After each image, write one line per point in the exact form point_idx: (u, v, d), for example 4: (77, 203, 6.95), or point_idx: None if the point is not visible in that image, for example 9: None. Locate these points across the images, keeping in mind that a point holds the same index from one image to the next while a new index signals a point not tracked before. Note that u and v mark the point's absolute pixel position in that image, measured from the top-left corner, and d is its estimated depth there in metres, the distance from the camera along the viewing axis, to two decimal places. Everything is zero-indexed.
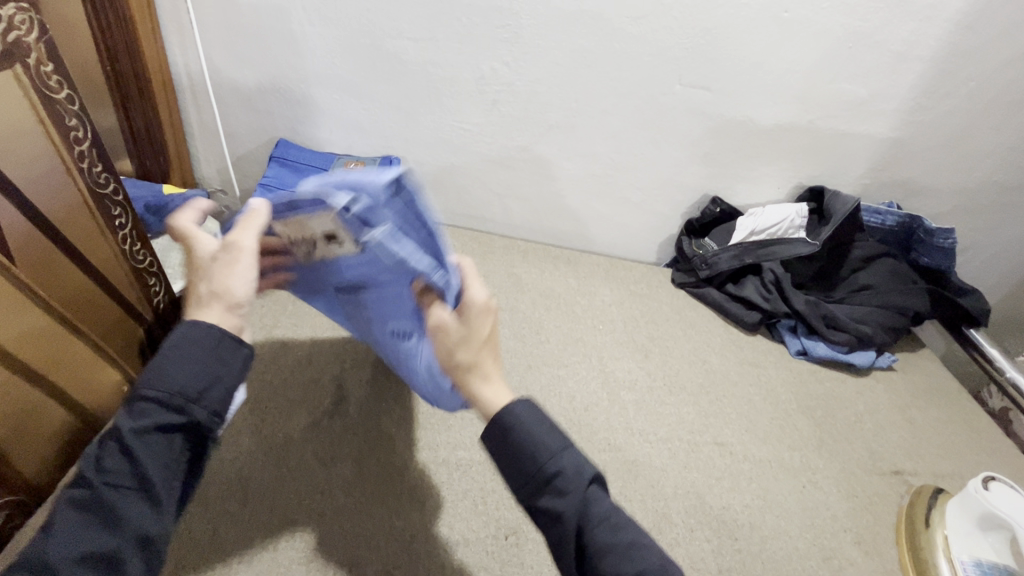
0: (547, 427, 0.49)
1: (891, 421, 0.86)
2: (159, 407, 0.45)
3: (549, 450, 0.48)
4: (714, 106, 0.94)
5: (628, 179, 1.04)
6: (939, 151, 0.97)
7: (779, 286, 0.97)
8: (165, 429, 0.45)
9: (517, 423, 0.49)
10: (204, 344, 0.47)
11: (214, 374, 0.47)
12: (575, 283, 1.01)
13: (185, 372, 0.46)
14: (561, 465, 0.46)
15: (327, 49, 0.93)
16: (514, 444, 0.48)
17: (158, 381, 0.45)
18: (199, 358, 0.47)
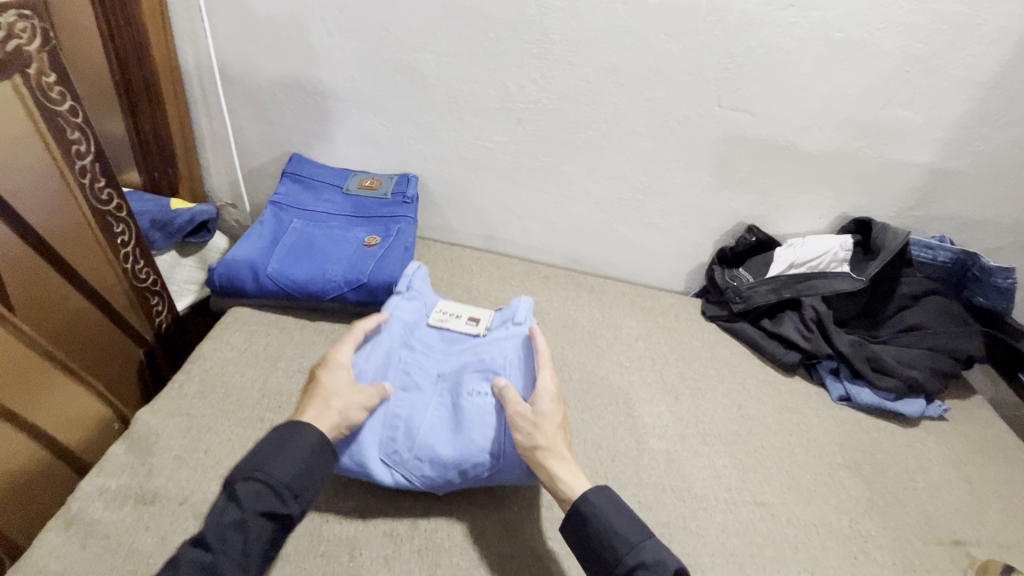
0: (629, 520, 0.56)
1: (948, 480, 0.78)
2: (267, 490, 0.53)
3: (626, 544, 0.54)
4: (754, 129, 0.88)
5: (660, 205, 0.98)
6: (998, 182, 0.89)
7: (821, 325, 0.90)
8: (269, 509, 0.52)
9: (600, 515, 0.56)
10: (307, 442, 0.56)
11: (312, 471, 0.56)
12: (600, 315, 0.95)
13: (288, 464, 0.54)
14: (641, 556, 0.53)
15: (346, 61, 0.88)
16: (598, 530, 0.55)
17: (268, 468, 0.54)
18: (296, 455, 0.55)
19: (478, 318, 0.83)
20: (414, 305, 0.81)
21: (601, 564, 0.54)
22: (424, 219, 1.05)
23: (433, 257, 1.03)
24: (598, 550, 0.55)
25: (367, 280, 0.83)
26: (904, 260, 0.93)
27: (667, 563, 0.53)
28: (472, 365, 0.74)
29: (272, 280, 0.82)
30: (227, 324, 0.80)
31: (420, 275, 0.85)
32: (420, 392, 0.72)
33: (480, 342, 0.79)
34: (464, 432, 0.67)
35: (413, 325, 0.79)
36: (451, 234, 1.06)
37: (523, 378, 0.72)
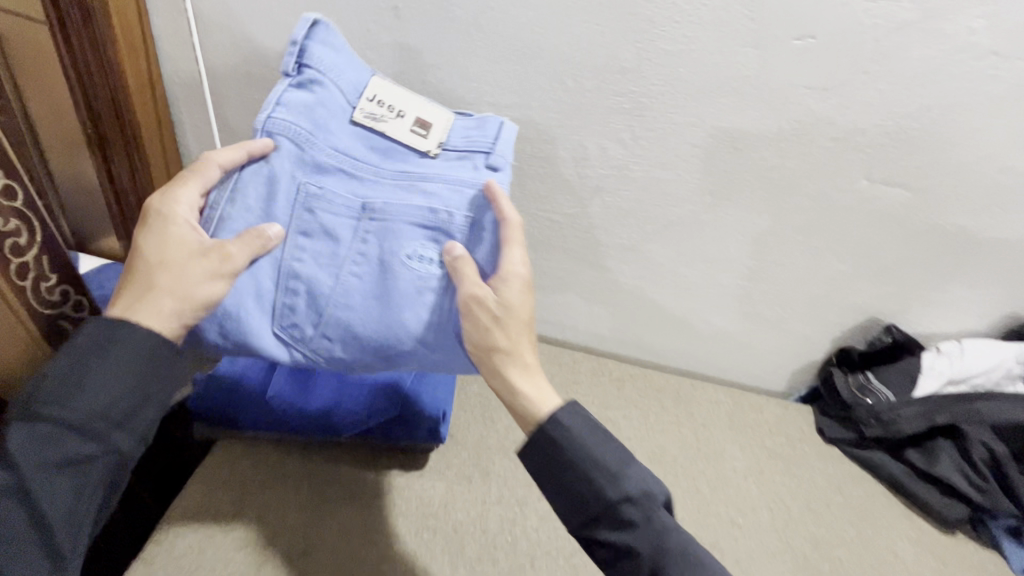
0: (611, 442, 0.48)
1: None
2: (60, 422, 0.42)
3: (609, 473, 0.46)
4: (911, 210, 0.67)
5: (770, 295, 0.77)
6: None
7: (997, 470, 0.68)
8: (66, 441, 0.42)
9: (584, 444, 0.47)
10: (108, 342, 0.43)
11: (142, 394, 0.44)
12: (693, 437, 0.74)
13: (100, 390, 0.43)
14: (626, 490, 0.46)
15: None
16: (579, 459, 0.47)
17: (70, 401, 0.42)
18: (112, 377, 0.43)
19: (429, 127, 0.56)
20: (318, 93, 0.52)
21: (579, 495, 0.47)
22: None
23: None
24: (580, 481, 0.46)
25: (400, 410, 0.62)
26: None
27: (646, 491, 0.47)
28: (412, 207, 0.52)
29: (276, 405, 0.62)
30: (218, 463, 0.61)
31: (327, 34, 0.53)
32: (336, 244, 0.51)
33: (430, 168, 0.54)
34: (393, 307, 0.50)
35: (321, 136, 0.51)
36: None
37: (481, 238, 0.52)
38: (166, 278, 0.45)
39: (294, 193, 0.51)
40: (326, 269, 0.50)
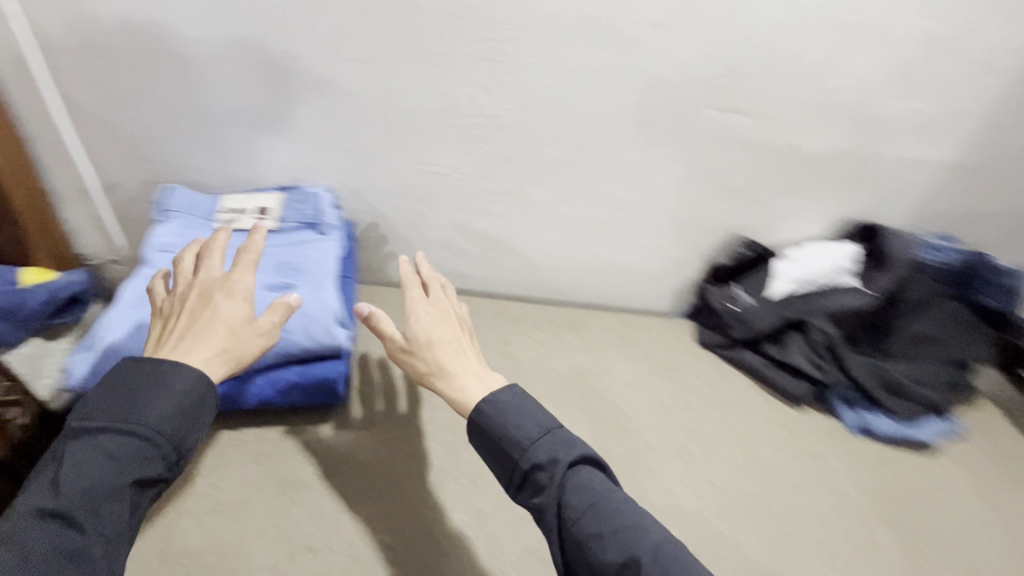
0: (530, 416, 0.53)
1: (982, 519, 0.72)
2: (111, 460, 0.43)
3: (522, 444, 0.51)
4: (752, 132, 0.74)
5: (645, 224, 0.84)
6: (1012, 175, 0.79)
7: (832, 350, 0.80)
8: (128, 472, 0.44)
9: (499, 419, 0.53)
10: (161, 389, 0.47)
11: (190, 423, 0.47)
12: (585, 359, 0.82)
13: (163, 409, 0.46)
14: (536, 456, 0.51)
15: (247, 114, 0.70)
16: (499, 435, 0.53)
17: (134, 414, 0.45)
18: (169, 400, 0.47)
19: (267, 208, 0.74)
20: (191, 212, 0.73)
21: (503, 469, 0.52)
22: (363, 259, 0.86)
23: (386, 308, 0.86)
24: (498, 454, 0.52)
25: (296, 374, 0.66)
26: (918, 265, 0.83)
27: (572, 450, 0.51)
28: (270, 265, 0.71)
29: None
30: None
31: (190, 168, 0.76)
32: None
33: (275, 239, 0.74)
34: None
35: (199, 244, 0.71)
36: (399, 273, 0.88)
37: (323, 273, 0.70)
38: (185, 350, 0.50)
39: None
40: None
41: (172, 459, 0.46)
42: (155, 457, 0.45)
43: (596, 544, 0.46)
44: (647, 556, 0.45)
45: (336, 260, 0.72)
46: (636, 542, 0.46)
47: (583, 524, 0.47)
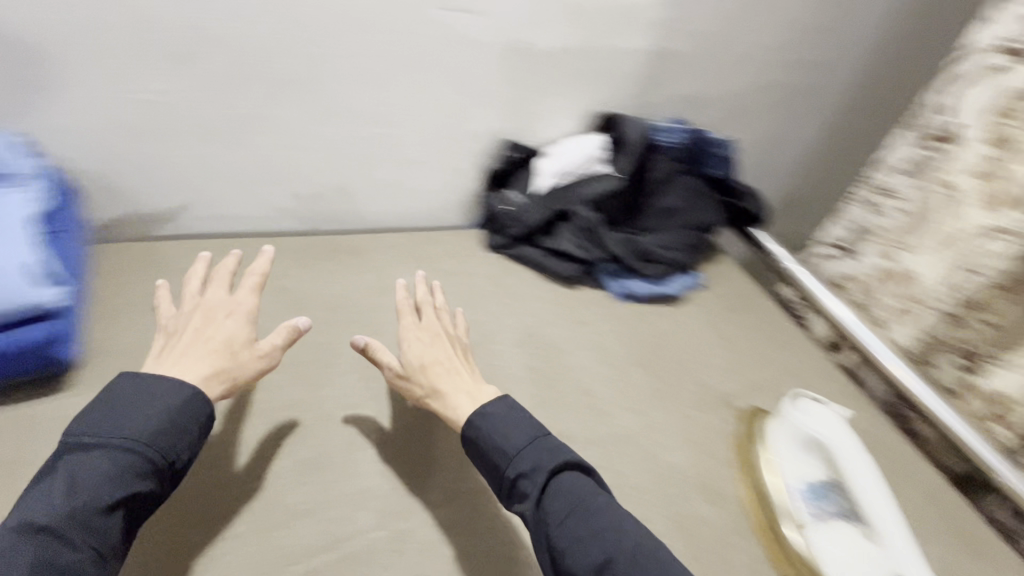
0: (517, 426, 0.57)
1: (712, 345, 0.88)
2: (115, 478, 0.45)
3: (509, 453, 0.55)
4: (482, 32, 0.77)
5: (407, 136, 0.84)
6: (708, 61, 0.94)
7: (592, 231, 0.90)
8: (120, 476, 0.46)
9: (484, 430, 0.57)
10: (171, 399, 0.50)
11: (180, 427, 0.50)
12: (370, 279, 0.83)
13: (135, 413, 0.49)
14: (519, 466, 0.54)
15: (102, 135, 0.70)
16: (485, 448, 0.57)
17: (127, 421, 0.48)
18: (154, 399, 0.50)
19: None
20: None
21: (492, 477, 0.56)
22: (99, 213, 0.76)
23: (138, 261, 0.78)
24: (487, 466, 0.56)
25: None
26: (652, 148, 0.97)
27: (551, 456, 0.55)
28: None
29: None
30: None
31: None
32: None
33: None
34: None
35: None
36: (152, 224, 0.80)
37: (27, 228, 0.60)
38: (242, 354, 0.58)
39: None
40: None
41: (166, 480, 0.49)
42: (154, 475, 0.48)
43: (565, 542, 0.50)
44: (618, 551, 0.49)
45: (33, 212, 0.62)
46: (610, 546, 0.49)
47: (559, 528, 0.51)
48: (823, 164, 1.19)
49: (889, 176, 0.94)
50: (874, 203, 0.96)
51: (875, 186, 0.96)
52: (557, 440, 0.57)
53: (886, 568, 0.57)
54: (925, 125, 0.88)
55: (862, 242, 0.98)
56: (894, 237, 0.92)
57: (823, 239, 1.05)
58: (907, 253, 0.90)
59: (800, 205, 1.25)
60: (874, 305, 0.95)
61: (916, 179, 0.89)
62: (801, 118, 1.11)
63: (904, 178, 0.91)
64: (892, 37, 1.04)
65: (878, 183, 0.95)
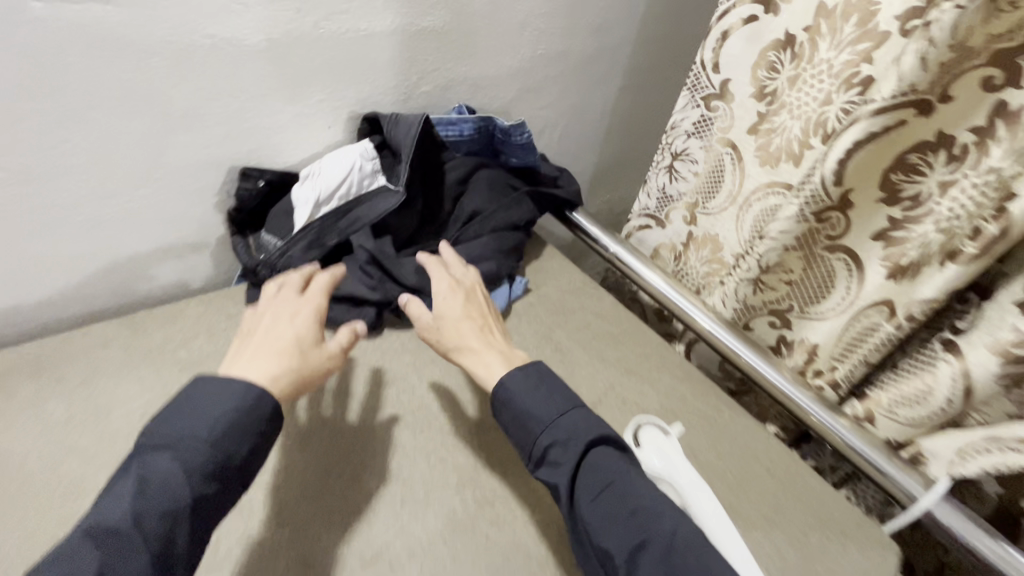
0: (550, 398, 0.59)
1: (545, 363, 0.78)
2: (240, 430, 0.52)
3: (542, 421, 0.58)
4: (143, 30, 0.55)
5: (82, 186, 0.61)
6: (479, 34, 0.81)
7: (379, 264, 0.74)
8: (168, 497, 0.46)
9: (514, 401, 0.59)
10: (240, 396, 0.53)
11: (241, 429, 0.52)
12: (68, 406, 0.58)
13: (199, 419, 0.51)
14: (553, 433, 0.57)
15: None
16: (512, 417, 0.59)
17: (195, 424, 0.50)
18: (211, 410, 0.51)
19: None
20: None
21: (521, 446, 0.59)
22: None
23: None
24: (517, 434, 0.59)
25: None
26: (440, 147, 0.83)
27: (591, 428, 0.57)
28: None
29: None
30: None
31: None
32: None
33: None
34: None
35: None
36: None
37: None
38: (312, 357, 0.60)
39: None
40: None
41: (230, 476, 0.51)
42: (251, 445, 0.52)
43: (596, 520, 0.53)
44: (654, 536, 0.51)
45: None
46: (647, 530, 0.51)
47: (590, 510, 0.53)
48: (620, 123, 1.17)
49: (678, 140, 0.88)
50: (673, 169, 0.91)
51: (670, 152, 0.90)
52: (593, 413, 0.59)
53: None
54: (696, 82, 0.82)
55: (670, 210, 0.94)
56: (695, 201, 0.89)
57: (637, 212, 1.00)
58: (706, 219, 0.88)
59: (607, 163, 1.24)
60: (690, 272, 0.94)
61: (703, 140, 0.84)
62: (606, 84, 1.07)
63: (689, 139, 0.86)
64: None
65: (671, 148, 0.89)
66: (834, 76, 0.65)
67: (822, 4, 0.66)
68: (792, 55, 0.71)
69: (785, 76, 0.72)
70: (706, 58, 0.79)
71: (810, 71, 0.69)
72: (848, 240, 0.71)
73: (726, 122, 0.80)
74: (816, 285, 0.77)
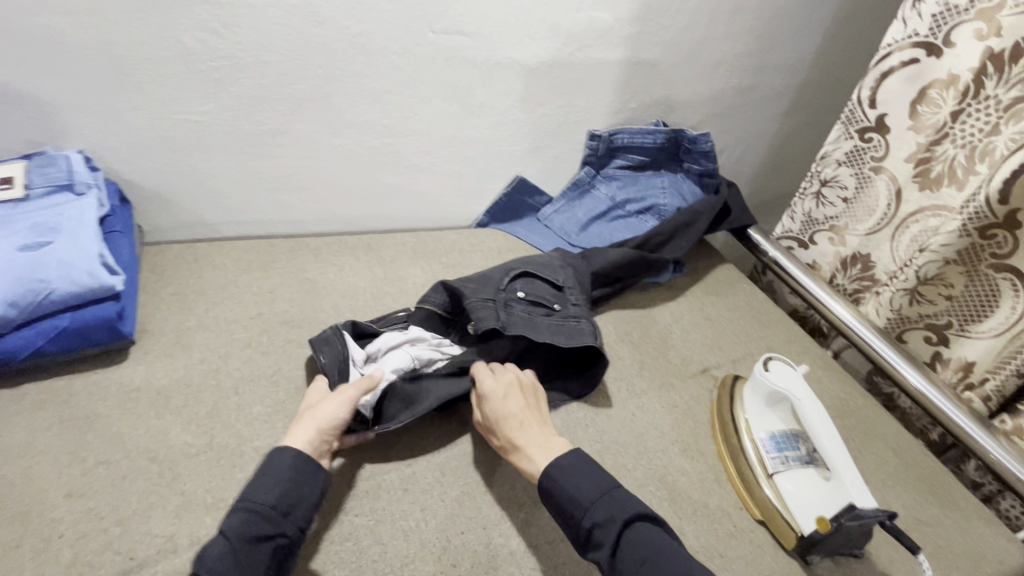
0: (590, 479, 0.58)
1: (696, 324, 0.94)
2: (304, 498, 0.55)
3: (583, 503, 0.56)
4: (476, 51, 0.88)
5: (413, 146, 0.95)
6: (681, 68, 1.04)
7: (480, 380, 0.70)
8: (251, 551, 0.50)
9: (559, 484, 0.58)
10: (295, 462, 0.56)
11: (297, 490, 0.55)
12: (383, 271, 0.92)
13: (272, 485, 0.54)
14: (595, 515, 0.55)
15: (145, 154, 0.81)
16: (561, 498, 0.57)
17: (252, 496, 0.53)
18: (278, 478, 0.55)
19: (11, 177, 0.72)
20: None
21: (566, 526, 0.57)
22: (153, 220, 0.88)
23: (187, 259, 0.86)
24: (561, 517, 0.57)
25: (64, 321, 0.65)
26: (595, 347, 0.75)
27: (629, 509, 0.56)
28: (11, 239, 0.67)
29: None
30: None
31: (42, 162, 0.74)
32: (17, 255, 0.65)
33: (28, 207, 0.71)
34: (44, 265, 0.64)
35: None
36: (202, 228, 0.92)
37: (78, 237, 0.68)
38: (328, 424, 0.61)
39: None
40: None
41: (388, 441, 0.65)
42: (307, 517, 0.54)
43: None
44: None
45: (96, 216, 0.72)
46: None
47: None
48: (783, 153, 1.29)
49: (828, 168, 0.99)
50: (820, 195, 1.02)
51: (819, 179, 1.01)
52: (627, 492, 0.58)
53: (843, 503, 0.61)
54: (852, 116, 0.93)
55: (814, 232, 1.05)
56: (845, 223, 0.99)
57: (780, 234, 1.11)
58: (859, 239, 0.98)
59: (760, 193, 1.37)
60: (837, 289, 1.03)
61: (854, 169, 0.95)
62: (783, 117, 1.22)
63: (840, 167, 0.97)
64: (840, 38, 1.11)
65: (820, 176, 1.00)
66: (1001, 109, 0.77)
67: (989, 48, 0.76)
68: (956, 93, 0.81)
69: (947, 110, 0.82)
70: (865, 95, 0.90)
71: (974, 106, 0.80)
72: (1016, 258, 0.77)
73: (880, 152, 0.91)
74: (979, 301, 0.83)
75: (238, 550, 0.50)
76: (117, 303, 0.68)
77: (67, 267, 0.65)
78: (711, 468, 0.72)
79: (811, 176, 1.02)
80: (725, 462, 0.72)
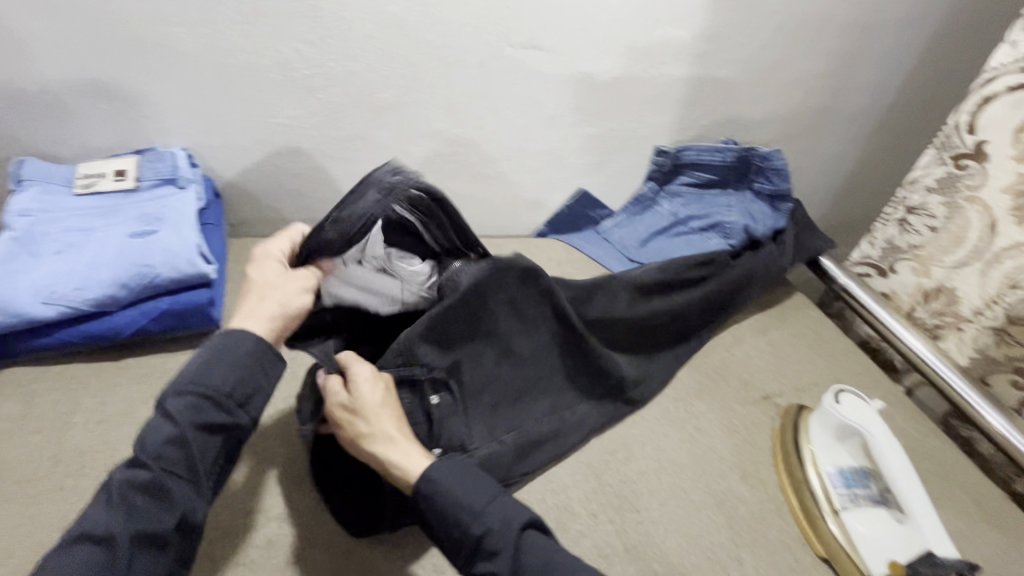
0: (476, 485, 0.55)
1: (759, 349, 0.91)
2: (262, 388, 0.57)
3: (473, 511, 0.53)
4: (551, 65, 0.90)
5: (482, 155, 0.98)
6: (756, 86, 1.02)
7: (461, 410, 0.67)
8: (203, 441, 0.52)
9: (445, 491, 0.54)
10: (253, 351, 0.57)
11: (257, 381, 0.56)
12: None
13: (226, 372, 0.55)
14: (486, 522, 0.52)
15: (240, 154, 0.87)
16: (444, 506, 0.53)
17: (202, 381, 0.54)
18: (232, 364, 0.55)
19: (125, 170, 0.79)
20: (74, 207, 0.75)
21: (449, 539, 0.53)
22: (241, 215, 0.94)
23: None
24: (447, 528, 0.53)
25: (162, 304, 0.71)
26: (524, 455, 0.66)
27: (516, 517, 0.53)
28: (123, 228, 0.74)
29: (94, 302, 0.68)
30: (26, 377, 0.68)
31: (152, 157, 0.81)
32: (128, 242, 0.72)
33: (138, 197, 0.78)
34: (151, 251, 0.70)
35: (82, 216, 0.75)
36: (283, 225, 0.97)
37: (179, 228, 0.74)
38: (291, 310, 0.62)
39: (58, 244, 0.71)
40: (103, 264, 0.69)
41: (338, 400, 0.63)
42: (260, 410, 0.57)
43: None
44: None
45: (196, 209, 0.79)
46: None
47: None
48: (860, 177, 1.24)
49: (916, 195, 0.95)
50: (905, 223, 0.97)
51: (905, 206, 0.97)
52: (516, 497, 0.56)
53: (917, 550, 0.60)
54: (946, 141, 0.90)
55: (895, 260, 1.00)
56: (930, 254, 0.94)
57: (858, 259, 1.07)
58: (944, 271, 0.92)
59: (832, 217, 1.31)
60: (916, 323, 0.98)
61: (945, 197, 0.91)
62: (862, 140, 1.17)
63: (931, 194, 0.92)
64: (931, 59, 1.06)
65: (908, 202, 0.96)
66: None
67: None
68: None
69: None
70: (963, 120, 0.86)
71: None
72: None
73: (976, 180, 0.86)
74: None
75: (187, 433, 0.52)
76: (209, 291, 0.73)
77: (171, 255, 0.71)
78: (772, 498, 0.69)
79: (895, 203, 0.98)
80: (787, 493, 0.69)
